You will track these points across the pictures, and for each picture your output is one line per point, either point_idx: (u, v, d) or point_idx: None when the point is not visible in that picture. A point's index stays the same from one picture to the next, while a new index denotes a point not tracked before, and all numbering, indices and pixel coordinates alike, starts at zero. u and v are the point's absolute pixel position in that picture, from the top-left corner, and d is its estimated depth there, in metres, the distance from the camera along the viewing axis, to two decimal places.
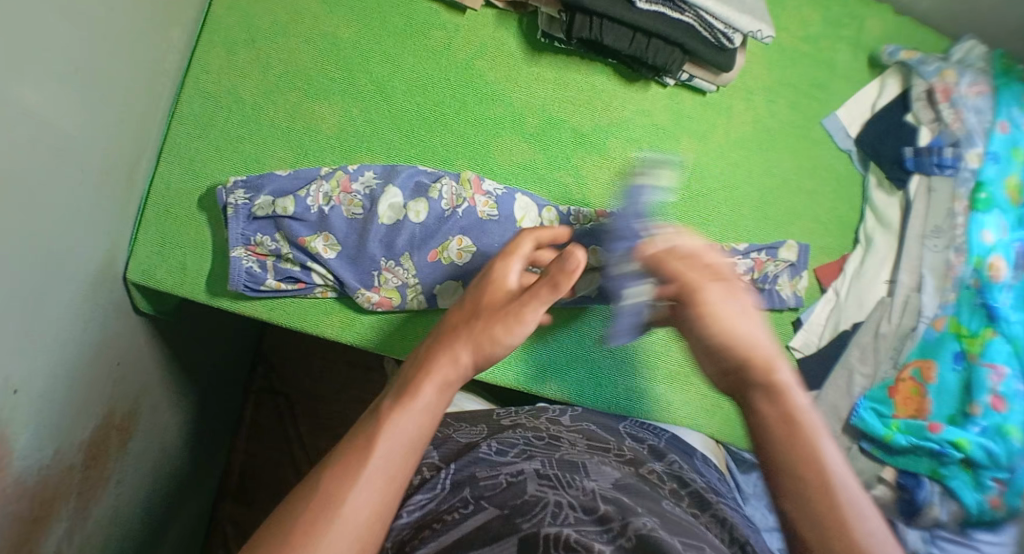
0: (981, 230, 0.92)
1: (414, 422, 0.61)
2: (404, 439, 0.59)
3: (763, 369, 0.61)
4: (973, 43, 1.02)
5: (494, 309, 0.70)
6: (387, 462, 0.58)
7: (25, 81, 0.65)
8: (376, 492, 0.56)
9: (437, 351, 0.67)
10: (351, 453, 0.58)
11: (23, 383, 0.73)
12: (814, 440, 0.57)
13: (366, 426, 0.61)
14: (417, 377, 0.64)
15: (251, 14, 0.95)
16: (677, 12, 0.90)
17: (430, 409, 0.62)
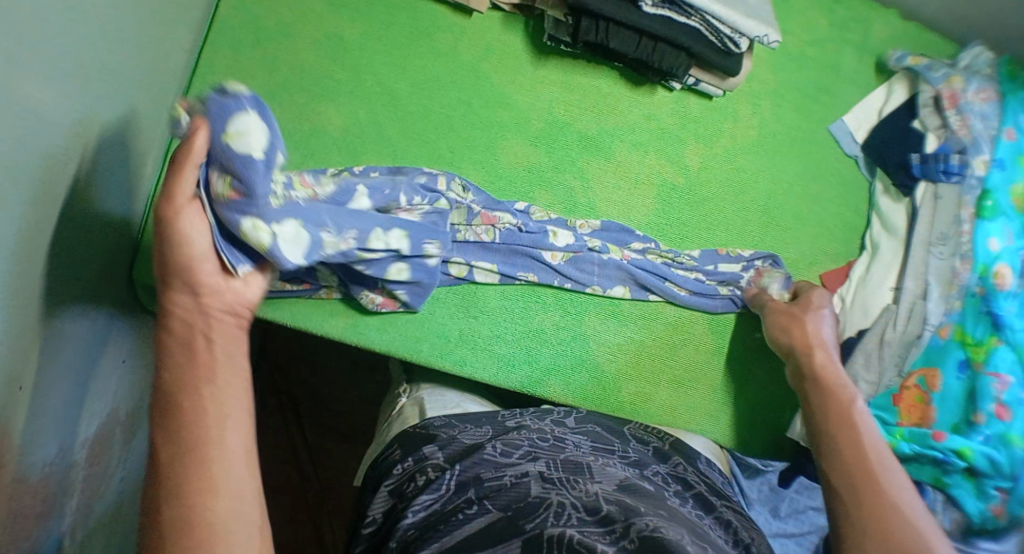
0: (986, 238, 0.91)
1: (236, 397, 0.65)
2: (235, 410, 0.64)
3: (842, 395, 0.80)
4: (981, 49, 1.01)
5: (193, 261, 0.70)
6: (241, 433, 0.63)
7: (35, 80, 0.66)
8: (242, 456, 0.62)
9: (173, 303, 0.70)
10: (178, 451, 0.60)
11: (29, 380, 0.73)
12: (847, 453, 0.74)
13: (174, 428, 0.61)
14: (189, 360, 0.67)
15: (258, 15, 0.95)
16: (684, 16, 0.89)
17: (239, 381, 0.66)
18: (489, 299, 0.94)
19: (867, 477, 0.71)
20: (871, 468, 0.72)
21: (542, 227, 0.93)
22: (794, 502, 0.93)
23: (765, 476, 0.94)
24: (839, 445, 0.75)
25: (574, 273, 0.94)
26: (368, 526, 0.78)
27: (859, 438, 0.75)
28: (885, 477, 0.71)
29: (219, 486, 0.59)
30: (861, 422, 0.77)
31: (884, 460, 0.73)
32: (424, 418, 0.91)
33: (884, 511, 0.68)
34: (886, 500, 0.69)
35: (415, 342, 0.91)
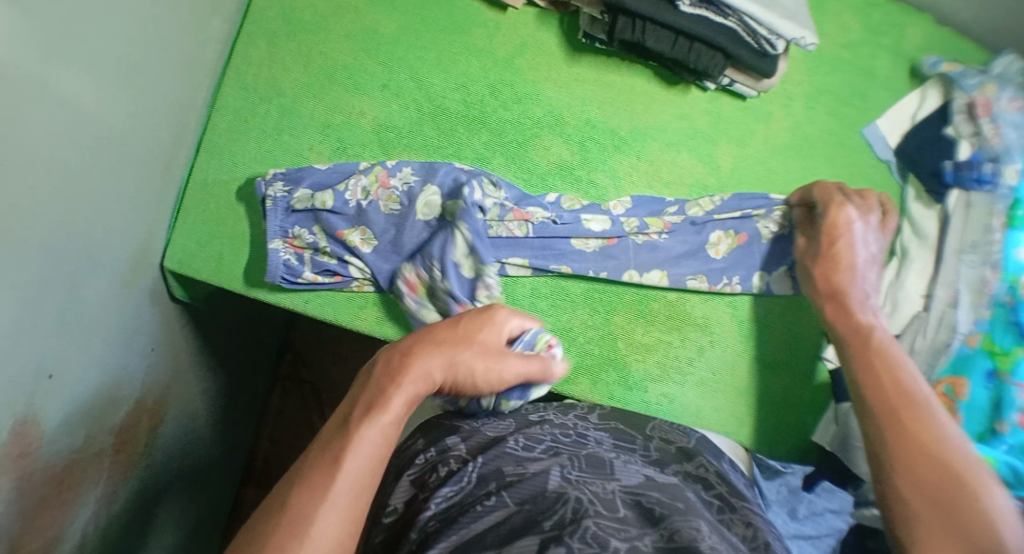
0: (1017, 248, 0.92)
1: (385, 426, 0.65)
2: (380, 439, 0.64)
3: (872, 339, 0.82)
4: (1012, 59, 1.01)
5: (468, 334, 0.76)
6: (353, 488, 0.61)
7: (70, 71, 0.66)
8: (347, 508, 0.60)
9: (409, 358, 0.71)
10: (330, 451, 0.63)
11: (56, 368, 0.73)
12: (880, 399, 0.77)
13: (337, 436, 0.64)
14: (383, 387, 0.68)
15: (295, 6, 0.94)
16: (720, 17, 0.89)
17: (381, 442, 0.65)
18: (519, 295, 0.94)
19: (897, 422, 0.74)
20: (898, 408, 0.75)
21: (576, 216, 0.93)
22: (811, 505, 0.94)
23: (784, 479, 0.94)
24: (875, 385, 0.78)
25: (611, 265, 0.94)
26: (388, 515, 0.77)
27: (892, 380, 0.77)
28: (913, 423, 0.73)
29: (316, 526, 0.58)
30: (887, 368, 0.79)
31: (918, 399, 0.75)
32: (448, 408, 0.92)
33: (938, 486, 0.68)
34: (925, 457, 0.70)
35: None
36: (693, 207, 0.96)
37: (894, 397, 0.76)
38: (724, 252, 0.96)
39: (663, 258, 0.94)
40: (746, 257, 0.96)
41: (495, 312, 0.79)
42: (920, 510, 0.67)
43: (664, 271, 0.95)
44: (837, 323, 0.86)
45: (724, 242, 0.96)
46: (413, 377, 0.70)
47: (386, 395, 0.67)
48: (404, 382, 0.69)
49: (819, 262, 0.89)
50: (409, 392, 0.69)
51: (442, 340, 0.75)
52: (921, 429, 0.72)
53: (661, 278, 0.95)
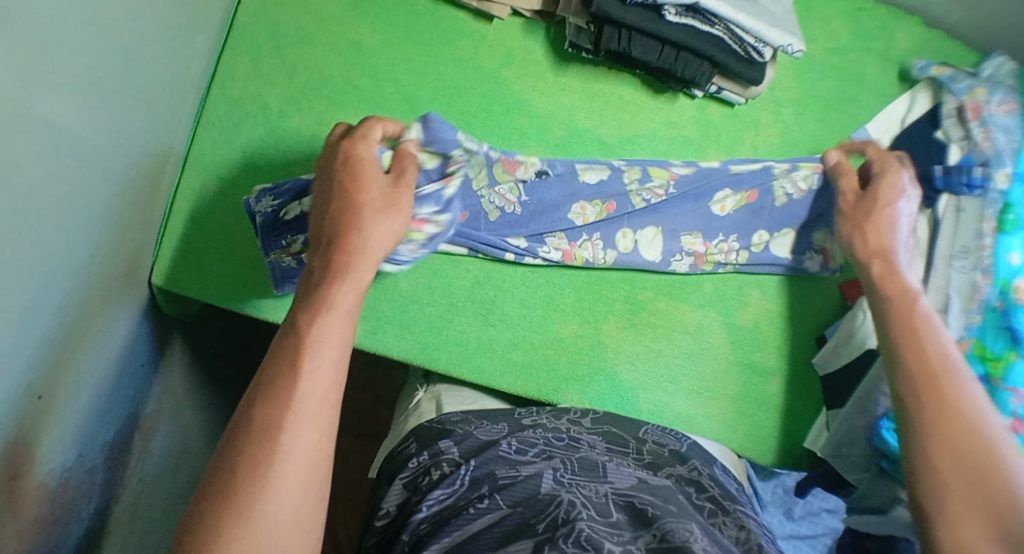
0: (1007, 252, 0.91)
1: (336, 326, 0.63)
2: (331, 351, 0.62)
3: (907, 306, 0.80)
4: (1003, 60, 1.01)
5: (358, 186, 0.69)
6: (317, 410, 0.60)
7: (52, 95, 0.65)
8: (314, 421, 0.60)
9: (335, 243, 0.67)
10: (282, 369, 0.60)
11: (46, 390, 0.73)
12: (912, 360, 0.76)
13: (286, 348, 0.62)
14: (325, 284, 0.65)
15: (279, 20, 0.94)
16: (707, 25, 0.89)
17: (334, 346, 0.62)
18: (507, 307, 0.94)
19: (939, 402, 0.73)
20: (936, 376, 0.75)
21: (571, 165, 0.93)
22: (808, 505, 0.99)
23: (780, 480, 0.99)
24: (912, 348, 0.77)
25: (604, 225, 0.93)
26: (381, 519, 0.78)
27: (926, 350, 0.76)
28: (949, 382, 0.74)
29: (283, 448, 0.58)
30: (925, 329, 0.78)
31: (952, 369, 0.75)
32: (442, 413, 0.92)
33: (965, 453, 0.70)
34: (948, 424, 0.72)
35: (434, 351, 0.92)
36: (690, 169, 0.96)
37: (931, 372, 0.75)
38: (729, 209, 0.96)
39: (658, 218, 0.94)
40: (749, 219, 0.97)
41: (372, 133, 0.72)
42: (950, 483, 0.69)
43: (659, 230, 0.95)
44: (883, 283, 0.83)
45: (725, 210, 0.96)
46: (350, 273, 0.65)
47: (326, 295, 0.64)
48: (344, 284, 0.65)
49: (866, 221, 0.87)
50: (348, 292, 0.64)
51: (338, 203, 0.69)
52: (946, 399, 0.73)
53: (654, 237, 0.95)
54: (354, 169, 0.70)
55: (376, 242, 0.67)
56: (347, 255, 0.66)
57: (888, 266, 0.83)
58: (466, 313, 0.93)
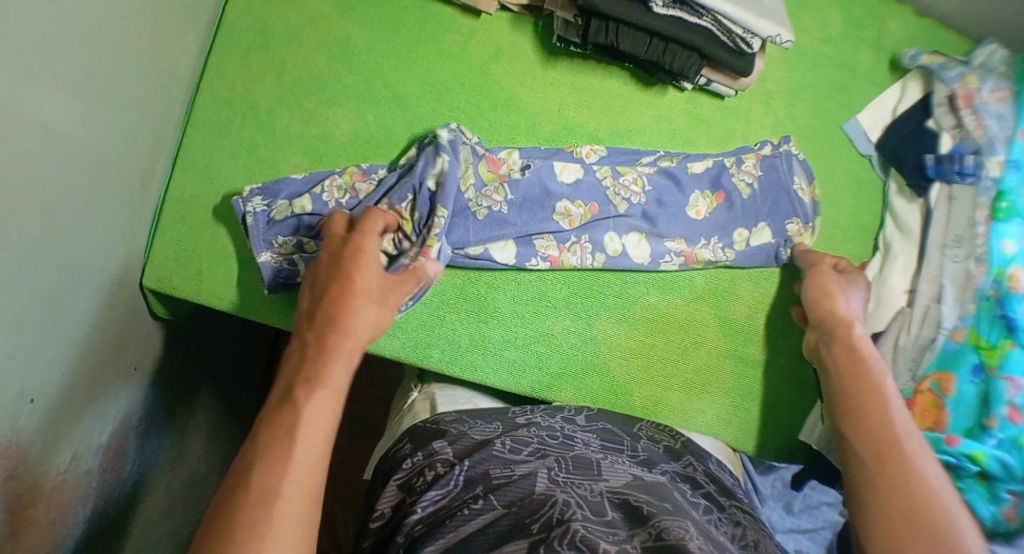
0: (1001, 240, 0.90)
1: (328, 401, 0.66)
2: (323, 418, 0.65)
3: (870, 365, 0.83)
4: (995, 47, 0.99)
5: (358, 271, 0.74)
6: (307, 469, 0.62)
7: (39, 98, 0.65)
8: (305, 488, 0.61)
9: (328, 323, 0.71)
10: (276, 435, 0.63)
11: (39, 392, 0.73)
12: (873, 417, 0.78)
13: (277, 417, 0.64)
14: (319, 359, 0.68)
15: (267, 19, 0.94)
16: (695, 16, 0.88)
17: (325, 422, 0.65)
18: (499, 304, 0.93)
19: (890, 452, 0.74)
20: (888, 450, 0.74)
21: (547, 161, 0.94)
22: (806, 498, 0.95)
23: (778, 473, 0.95)
24: (860, 435, 0.77)
25: (592, 228, 0.94)
26: (376, 520, 0.78)
27: (873, 407, 0.79)
28: (908, 449, 0.74)
29: (279, 514, 0.59)
30: (868, 386, 0.81)
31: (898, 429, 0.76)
32: (435, 413, 0.92)
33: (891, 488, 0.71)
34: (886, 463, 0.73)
35: (426, 348, 0.91)
36: (665, 161, 0.97)
37: (895, 429, 0.76)
38: (704, 212, 0.97)
39: (642, 223, 0.95)
40: (729, 216, 0.97)
41: (374, 225, 0.79)
42: (892, 523, 0.68)
43: (642, 234, 0.95)
44: (848, 350, 0.85)
45: (703, 204, 0.97)
46: (342, 346, 0.70)
47: (319, 368, 0.68)
48: (335, 354, 0.69)
49: (840, 351, 0.85)
50: (339, 363, 0.69)
51: (332, 287, 0.74)
52: (903, 460, 0.73)
53: (639, 241, 0.95)
54: (347, 250, 0.76)
55: (366, 323, 0.72)
56: (340, 334, 0.70)
57: (843, 340, 0.86)
58: (457, 311, 0.92)
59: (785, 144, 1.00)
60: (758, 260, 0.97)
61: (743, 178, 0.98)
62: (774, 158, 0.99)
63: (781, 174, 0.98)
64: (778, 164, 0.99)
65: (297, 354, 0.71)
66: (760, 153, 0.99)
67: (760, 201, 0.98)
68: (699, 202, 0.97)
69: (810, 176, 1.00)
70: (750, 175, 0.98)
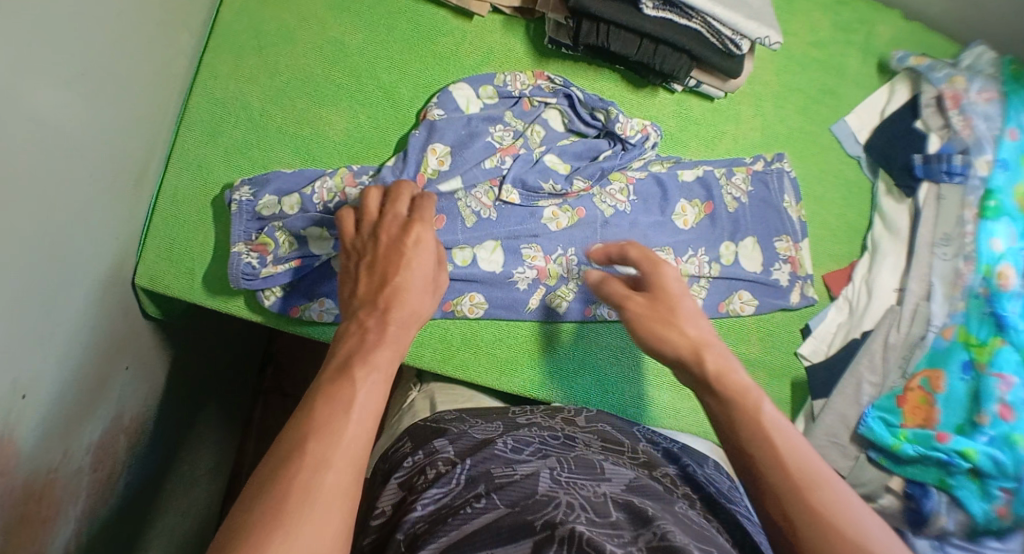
0: (990, 239, 0.92)
1: (387, 362, 0.62)
2: (368, 413, 0.58)
3: (741, 392, 0.66)
4: (982, 49, 1.01)
5: (417, 249, 0.71)
6: (354, 440, 0.56)
7: (41, 93, 0.66)
8: (351, 463, 0.55)
9: (384, 303, 0.66)
10: (326, 408, 0.57)
11: (32, 387, 0.72)
12: (765, 469, 0.61)
13: (330, 368, 0.61)
14: (373, 343, 0.63)
15: (262, 20, 0.95)
16: (685, 18, 0.89)
17: (377, 403, 0.59)
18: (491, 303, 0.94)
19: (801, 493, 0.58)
20: (801, 483, 0.59)
21: (536, 160, 0.95)
22: None
23: None
24: (747, 465, 0.62)
25: (577, 239, 0.94)
26: (376, 518, 0.76)
27: (763, 431, 0.63)
28: (823, 491, 0.58)
29: (326, 481, 0.53)
30: (751, 402, 0.65)
31: (793, 465, 0.60)
32: (435, 410, 0.92)
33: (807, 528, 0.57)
34: (796, 493, 0.58)
35: (417, 347, 0.91)
36: (656, 164, 0.99)
37: (789, 459, 0.61)
38: (692, 222, 0.97)
39: (630, 232, 0.95)
40: (713, 227, 0.97)
41: (399, 195, 0.76)
42: None
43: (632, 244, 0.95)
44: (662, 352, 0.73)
45: (691, 212, 0.97)
46: (415, 283, 0.69)
47: (390, 307, 0.66)
48: (391, 323, 0.65)
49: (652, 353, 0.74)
50: (420, 297, 0.69)
51: (404, 261, 0.70)
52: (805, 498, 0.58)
53: None
54: (400, 238, 0.71)
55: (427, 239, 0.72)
56: (404, 282, 0.68)
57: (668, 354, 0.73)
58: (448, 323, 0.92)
59: (777, 161, 1.01)
60: (738, 282, 0.97)
61: (733, 192, 0.99)
62: (764, 174, 1.00)
63: (772, 195, 1.00)
64: (768, 179, 1.00)
65: (352, 338, 0.64)
66: (751, 167, 1.01)
67: (750, 213, 0.99)
68: (689, 211, 0.97)
69: (797, 193, 1.01)
70: (741, 191, 0.99)
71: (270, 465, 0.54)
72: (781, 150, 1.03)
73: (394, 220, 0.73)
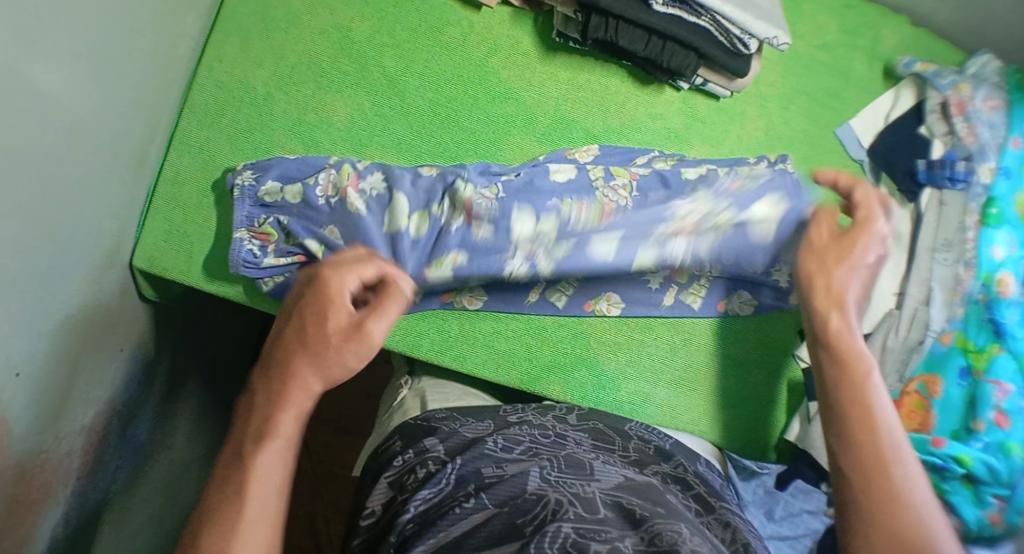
0: (990, 246, 0.92)
1: (286, 435, 0.65)
2: (267, 491, 0.62)
3: (859, 366, 0.76)
4: (988, 58, 1.02)
5: (330, 305, 0.69)
6: (255, 525, 0.61)
7: (42, 68, 0.66)
8: (255, 547, 0.60)
9: (282, 370, 0.67)
10: (222, 493, 0.62)
11: (26, 366, 0.71)
12: (869, 456, 0.71)
13: (231, 447, 0.65)
14: (268, 410, 0.66)
15: (269, 4, 0.95)
16: (693, 16, 0.89)
17: (274, 476, 0.63)
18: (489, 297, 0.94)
19: (864, 473, 0.70)
20: (874, 464, 0.70)
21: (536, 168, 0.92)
22: (789, 505, 0.93)
23: (761, 479, 0.94)
24: (855, 439, 0.72)
25: None
26: (366, 518, 0.76)
27: (864, 416, 0.73)
28: (877, 474, 0.70)
29: None
30: (865, 394, 0.74)
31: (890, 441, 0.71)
32: (426, 410, 0.90)
33: (890, 515, 0.67)
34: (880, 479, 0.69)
35: (415, 337, 0.91)
36: (659, 161, 0.97)
37: (885, 439, 0.71)
38: None
39: (632, 225, 0.90)
40: None
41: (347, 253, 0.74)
42: None
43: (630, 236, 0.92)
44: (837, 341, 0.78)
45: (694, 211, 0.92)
46: (314, 344, 0.67)
47: (290, 376, 0.67)
48: (296, 385, 0.67)
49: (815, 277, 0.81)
50: (330, 357, 0.67)
51: (310, 325, 0.68)
52: (892, 483, 0.69)
53: None
54: (315, 292, 0.70)
55: (338, 286, 0.69)
56: (302, 343, 0.68)
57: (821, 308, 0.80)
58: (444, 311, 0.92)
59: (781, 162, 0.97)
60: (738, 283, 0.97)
61: None
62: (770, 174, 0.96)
63: None
64: None
65: (249, 406, 0.68)
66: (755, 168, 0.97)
67: None
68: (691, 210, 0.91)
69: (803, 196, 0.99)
70: None
71: None
72: (785, 151, 1.03)
73: (315, 278, 0.72)
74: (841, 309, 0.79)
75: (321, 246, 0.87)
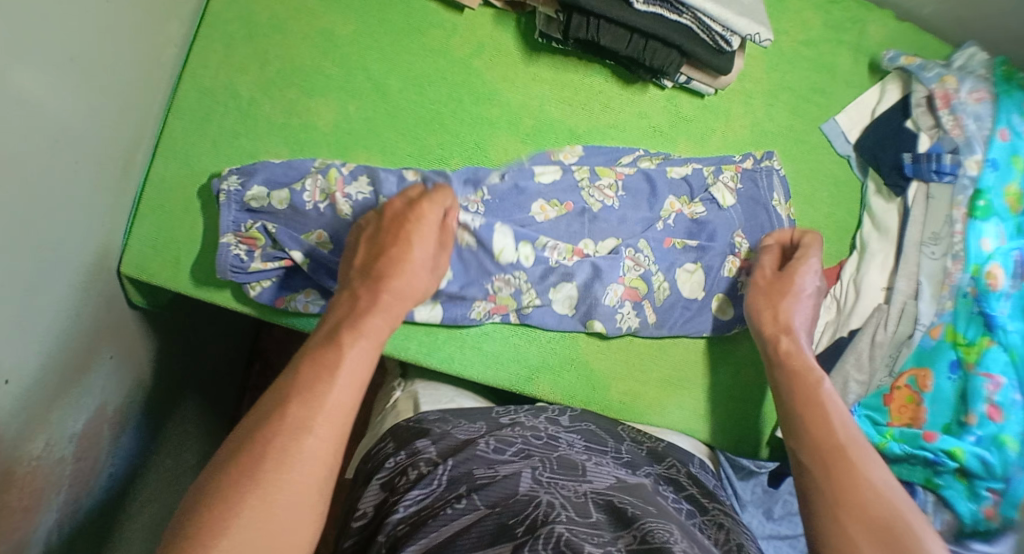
0: (979, 238, 0.92)
1: (373, 338, 0.67)
2: (353, 386, 0.63)
3: (808, 376, 0.80)
4: (974, 51, 1.02)
5: (416, 232, 0.74)
6: (337, 411, 0.62)
7: (25, 77, 0.66)
8: (334, 428, 0.61)
9: (378, 282, 0.70)
10: (309, 375, 0.63)
11: (14, 374, 0.71)
12: (823, 435, 0.74)
13: (314, 341, 0.66)
14: (365, 311, 0.68)
15: (252, 9, 0.95)
16: (675, 14, 0.89)
17: (363, 370, 0.65)
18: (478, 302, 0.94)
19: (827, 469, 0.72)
20: (831, 457, 0.72)
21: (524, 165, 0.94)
22: (787, 504, 0.94)
23: (758, 479, 0.93)
24: (806, 437, 0.75)
25: (564, 231, 0.93)
26: (358, 520, 0.76)
27: (820, 416, 0.76)
28: (856, 454, 0.72)
29: (304, 447, 0.59)
30: (826, 402, 0.78)
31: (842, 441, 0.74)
32: (419, 411, 0.91)
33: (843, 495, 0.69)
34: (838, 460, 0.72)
35: (403, 340, 0.90)
36: (645, 161, 0.99)
37: (839, 435, 0.74)
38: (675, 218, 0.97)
39: (618, 227, 0.95)
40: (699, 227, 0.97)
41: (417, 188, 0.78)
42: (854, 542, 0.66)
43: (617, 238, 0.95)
44: (791, 358, 0.83)
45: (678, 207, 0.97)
46: (405, 258, 0.72)
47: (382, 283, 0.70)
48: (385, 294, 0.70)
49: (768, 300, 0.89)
50: (413, 271, 0.72)
51: (393, 245, 0.73)
52: (850, 469, 0.71)
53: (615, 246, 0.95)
54: (396, 218, 0.75)
55: (430, 210, 0.74)
56: (390, 257, 0.72)
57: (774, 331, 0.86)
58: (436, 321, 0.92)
59: (767, 159, 1.01)
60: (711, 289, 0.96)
61: (719, 192, 0.98)
62: (751, 174, 1.00)
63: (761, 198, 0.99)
64: (756, 179, 1.00)
65: (344, 305, 0.70)
66: (740, 165, 1.00)
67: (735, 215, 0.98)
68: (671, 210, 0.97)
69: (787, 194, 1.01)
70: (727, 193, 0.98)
71: (240, 439, 0.59)
72: (772, 149, 1.03)
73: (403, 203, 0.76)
74: (787, 331, 0.86)
75: (306, 256, 0.88)
